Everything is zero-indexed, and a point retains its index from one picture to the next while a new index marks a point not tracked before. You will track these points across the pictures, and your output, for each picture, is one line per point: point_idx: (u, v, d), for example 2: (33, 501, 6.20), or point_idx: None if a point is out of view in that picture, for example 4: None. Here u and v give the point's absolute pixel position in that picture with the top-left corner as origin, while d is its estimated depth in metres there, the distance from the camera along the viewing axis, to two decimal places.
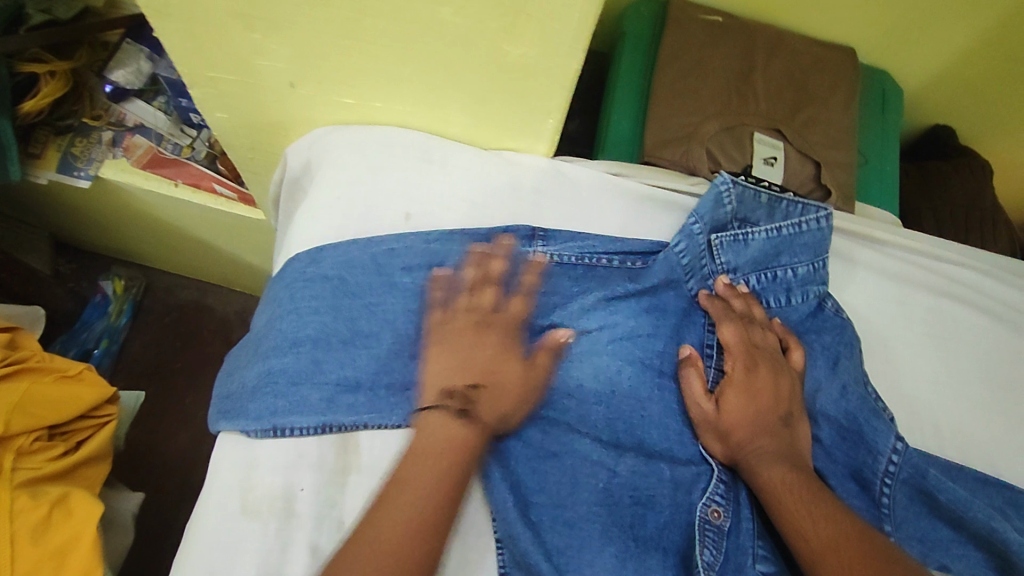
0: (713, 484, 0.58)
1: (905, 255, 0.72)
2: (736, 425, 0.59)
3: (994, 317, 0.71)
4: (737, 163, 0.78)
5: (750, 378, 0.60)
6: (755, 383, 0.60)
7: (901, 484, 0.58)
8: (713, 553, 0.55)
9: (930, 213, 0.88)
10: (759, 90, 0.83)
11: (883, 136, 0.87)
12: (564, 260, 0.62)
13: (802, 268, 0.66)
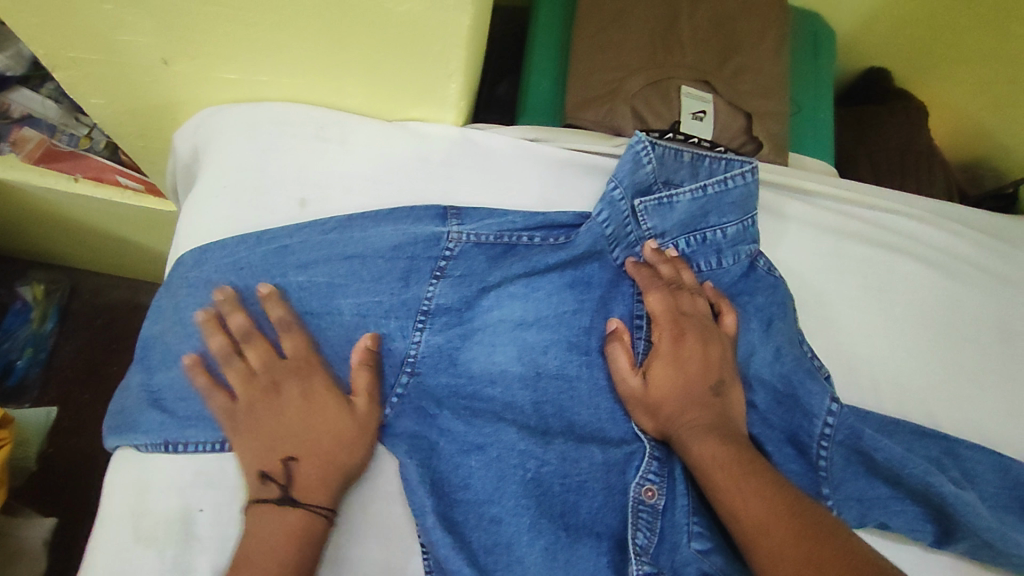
0: (646, 462, 0.57)
1: (838, 206, 0.70)
2: (664, 398, 0.56)
3: (930, 263, 0.69)
4: (664, 120, 0.74)
5: (676, 347, 0.58)
6: (682, 352, 0.58)
7: (838, 446, 0.56)
8: (648, 535, 0.53)
9: (866, 161, 0.86)
10: (686, 39, 0.78)
11: (816, 82, 0.84)
12: (481, 239, 0.60)
13: (731, 228, 0.64)
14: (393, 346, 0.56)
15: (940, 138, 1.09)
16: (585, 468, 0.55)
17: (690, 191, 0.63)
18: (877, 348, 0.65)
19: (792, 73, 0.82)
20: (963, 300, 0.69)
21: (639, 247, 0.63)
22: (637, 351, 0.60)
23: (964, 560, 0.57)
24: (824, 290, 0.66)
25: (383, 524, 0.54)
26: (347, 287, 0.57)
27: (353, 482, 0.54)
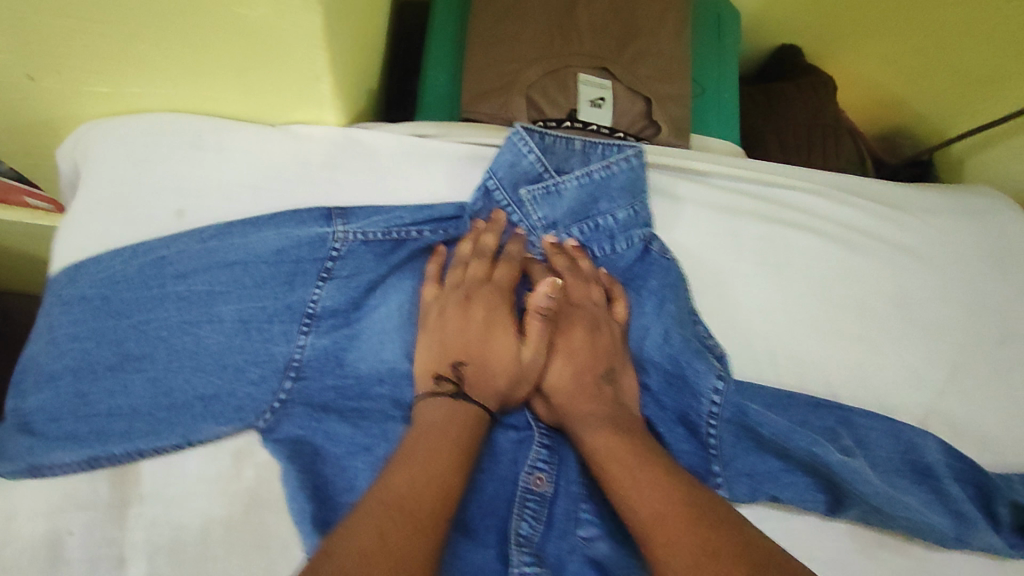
0: (534, 450, 0.57)
1: (733, 185, 0.71)
2: (556, 392, 0.57)
3: (827, 238, 0.70)
4: (561, 109, 0.74)
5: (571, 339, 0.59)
6: (570, 343, 0.59)
7: (726, 424, 0.58)
8: (534, 524, 0.53)
9: (773, 139, 0.87)
10: (584, 27, 0.78)
11: (720, 61, 0.84)
12: (369, 237, 0.60)
13: (621, 213, 0.64)
14: (277, 352, 0.56)
15: (848, 105, 1.13)
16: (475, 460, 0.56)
17: (576, 177, 0.63)
18: (777, 326, 0.66)
19: (694, 54, 0.83)
20: (860, 272, 0.70)
21: (534, 238, 0.64)
22: None
23: (858, 526, 0.59)
24: (720, 269, 0.67)
25: (262, 533, 0.53)
26: (230, 296, 0.57)
27: (233, 492, 0.53)
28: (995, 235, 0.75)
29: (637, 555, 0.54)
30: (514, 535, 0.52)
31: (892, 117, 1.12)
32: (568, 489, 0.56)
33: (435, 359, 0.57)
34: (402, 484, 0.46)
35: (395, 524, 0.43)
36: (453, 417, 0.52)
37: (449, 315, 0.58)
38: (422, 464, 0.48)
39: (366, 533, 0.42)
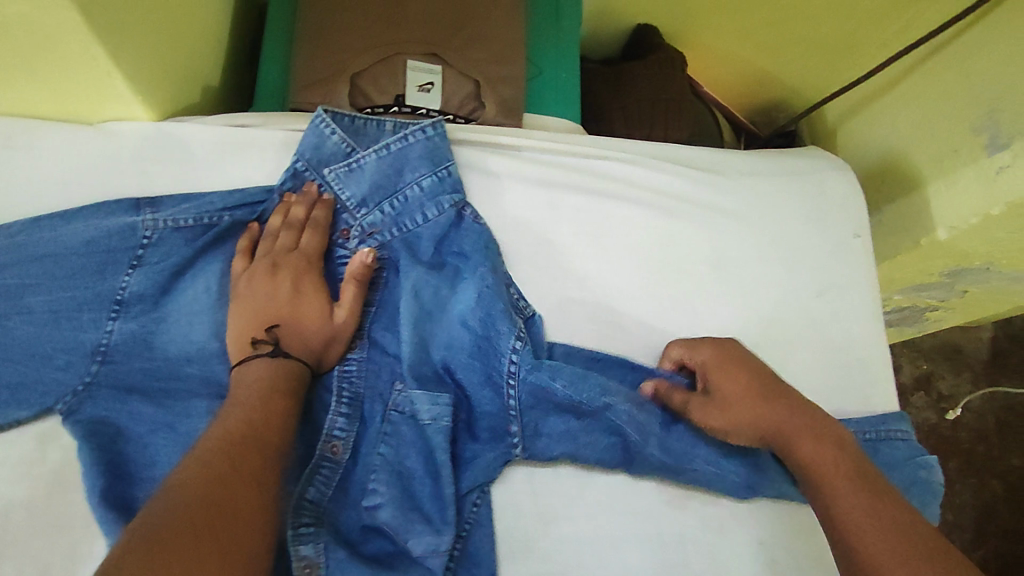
0: (331, 418, 0.60)
1: (549, 157, 0.74)
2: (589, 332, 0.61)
3: (641, 204, 0.73)
4: (388, 95, 0.77)
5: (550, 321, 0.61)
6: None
7: (523, 384, 0.61)
8: (323, 490, 0.56)
9: (618, 116, 0.91)
10: (414, 11, 0.80)
11: (557, 43, 0.87)
12: (179, 224, 0.62)
13: (428, 179, 0.67)
14: (85, 338, 0.58)
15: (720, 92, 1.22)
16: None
17: (376, 151, 0.66)
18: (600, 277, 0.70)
19: (529, 37, 0.86)
20: (676, 235, 0.73)
21: (345, 216, 0.66)
22: None
23: (653, 477, 0.64)
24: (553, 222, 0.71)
25: (67, 515, 0.55)
26: (39, 288, 0.58)
27: (36, 475, 0.56)
28: (816, 195, 0.78)
29: (423, 513, 0.58)
30: (299, 500, 0.55)
31: (759, 93, 1.20)
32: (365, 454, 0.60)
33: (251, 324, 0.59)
34: (238, 425, 0.50)
35: (233, 457, 0.48)
36: (274, 373, 0.56)
37: (258, 282, 0.61)
38: (252, 408, 0.52)
39: (204, 463, 0.47)
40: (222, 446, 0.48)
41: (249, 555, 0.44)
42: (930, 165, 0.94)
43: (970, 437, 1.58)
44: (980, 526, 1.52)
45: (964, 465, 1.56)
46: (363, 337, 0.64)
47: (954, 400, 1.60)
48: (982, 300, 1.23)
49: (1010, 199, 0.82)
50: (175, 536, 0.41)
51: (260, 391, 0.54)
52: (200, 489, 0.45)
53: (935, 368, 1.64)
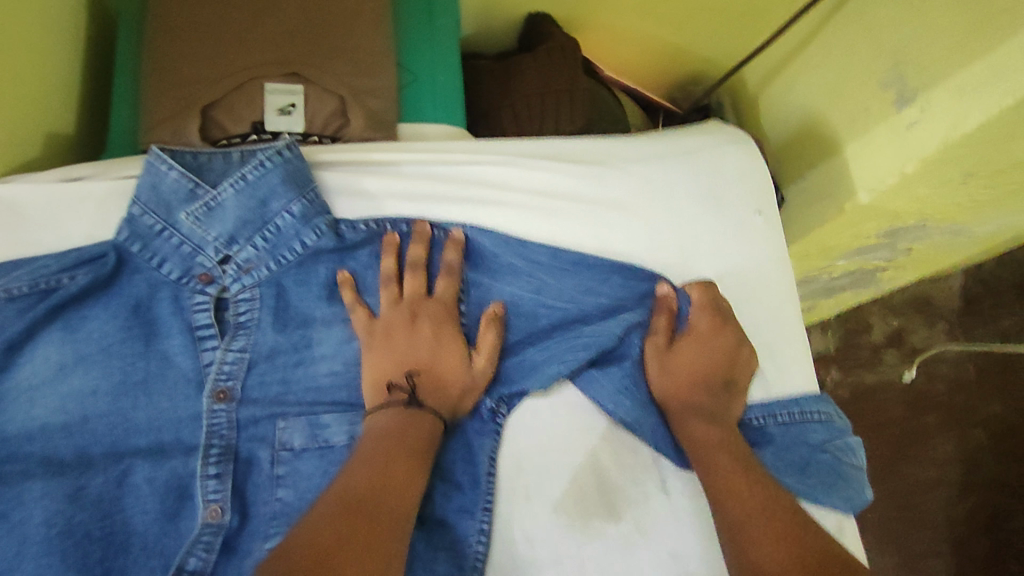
0: (201, 484, 0.56)
1: (419, 169, 0.68)
2: (443, 387, 0.60)
3: (521, 207, 0.68)
4: (245, 123, 0.72)
5: (399, 336, 0.60)
6: (441, 352, 0.60)
7: None
8: (205, 556, 0.54)
9: (508, 115, 0.86)
10: (268, 31, 0.75)
11: (431, 44, 0.82)
12: (13, 293, 0.56)
13: (296, 205, 0.61)
14: None
15: (640, 80, 1.16)
16: (143, 495, 0.56)
17: (230, 183, 0.60)
18: (484, 288, 0.65)
19: (400, 41, 0.81)
20: (561, 236, 0.68)
21: (201, 258, 0.62)
22: (215, 358, 0.60)
23: (552, 502, 0.61)
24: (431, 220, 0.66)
25: None
26: None
27: None
28: (714, 176, 0.73)
29: None
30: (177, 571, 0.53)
31: (674, 70, 1.14)
32: (250, 510, 0.58)
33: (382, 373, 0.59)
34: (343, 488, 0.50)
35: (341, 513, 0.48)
36: (386, 432, 0.55)
37: (396, 334, 0.60)
38: (378, 464, 0.52)
39: (334, 522, 0.47)
40: (337, 510, 0.48)
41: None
42: (846, 125, 0.89)
43: (947, 389, 1.54)
44: (966, 480, 1.49)
45: (943, 418, 1.53)
46: (233, 387, 0.60)
47: (928, 353, 1.55)
48: (932, 253, 1.18)
49: (921, 155, 0.76)
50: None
51: (395, 441, 0.55)
52: (303, 562, 0.43)
53: (907, 323, 1.57)
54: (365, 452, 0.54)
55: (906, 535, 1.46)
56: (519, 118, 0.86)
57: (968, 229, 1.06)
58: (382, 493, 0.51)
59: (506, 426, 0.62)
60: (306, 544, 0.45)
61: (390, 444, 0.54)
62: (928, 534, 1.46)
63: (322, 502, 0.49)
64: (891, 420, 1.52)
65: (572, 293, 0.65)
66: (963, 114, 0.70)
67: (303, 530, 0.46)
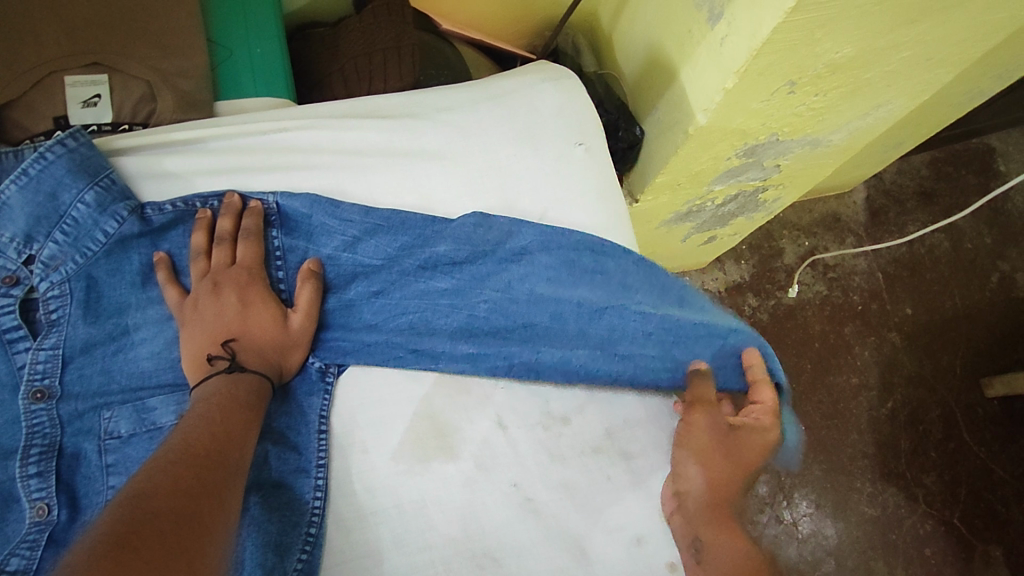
0: (22, 484, 0.56)
1: (225, 143, 0.69)
2: (261, 349, 0.61)
3: (330, 166, 0.69)
4: (46, 119, 0.70)
5: (206, 305, 0.61)
6: (251, 317, 0.61)
7: None
8: (29, 554, 0.55)
9: (337, 79, 0.87)
10: (61, 17, 0.70)
11: (244, 17, 0.82)
12: None
13: (89, 194, 0.62)
14: None
15: (492, 31, 1.12)
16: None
17: (11, 180, 0.59)
18: (299, 252, 0.67)
19: (209, 18, 0.81)
20: (377, 190, 0.69)
21: (3, 260, 0.59)
22: (27, 359, 0.58)
23: (389, 450, 0.63)
24: (239, 192, 0.66)
25: None
26: None
27: None
28: (526, 114, 0.74)
29: None
30: None
31: (528, 18, 1.11)
32: (82, 502, 0.58)
33: (202, 341, 0.60)
34: (184, 434, 0.53)
35: (174, 462, 0.50)
36: (207, 396, 0.56)
37: (204, 306, 0.61)
38: (212, 419, 0.54)
39: (161, 469, 0.49)
40: (183, 459, 0.50)
41: (210, 519, 0.47)
42: (678, 51, 0.91)
43: (862, 299, 1.58)
44: (885, 381, 1.52)
45: (860, 326, 1.55)
46: (52, 385, 0.59)
47: (840, 267, 1.59)
48: (802, 167, 1.19)
49: (735, 69, 0.79)
50: (140, 535, 0.42)
51: (223, 403, 0.56)
52: (165, 500, 0.46)
53: (819, 241, 1.62)
54: (203, 412, 0.55)
55: (834, 444, 1.47)
56: (348, 81, 0.86)
57: (824, 138, 1.08)
58: (222, 442, 0.53)
59: (336, 384, 0.65)
60: (137, 490, 0.46)
61: (228, 405, 0.56)
62: (854, 439, 1.47)
63: (159, 454, 0.50)
64: (812, 335, 1.54)
65: (387, 249, 0.67)
66: (758, 25, 0.74)
67: (146, 478, 0.48)
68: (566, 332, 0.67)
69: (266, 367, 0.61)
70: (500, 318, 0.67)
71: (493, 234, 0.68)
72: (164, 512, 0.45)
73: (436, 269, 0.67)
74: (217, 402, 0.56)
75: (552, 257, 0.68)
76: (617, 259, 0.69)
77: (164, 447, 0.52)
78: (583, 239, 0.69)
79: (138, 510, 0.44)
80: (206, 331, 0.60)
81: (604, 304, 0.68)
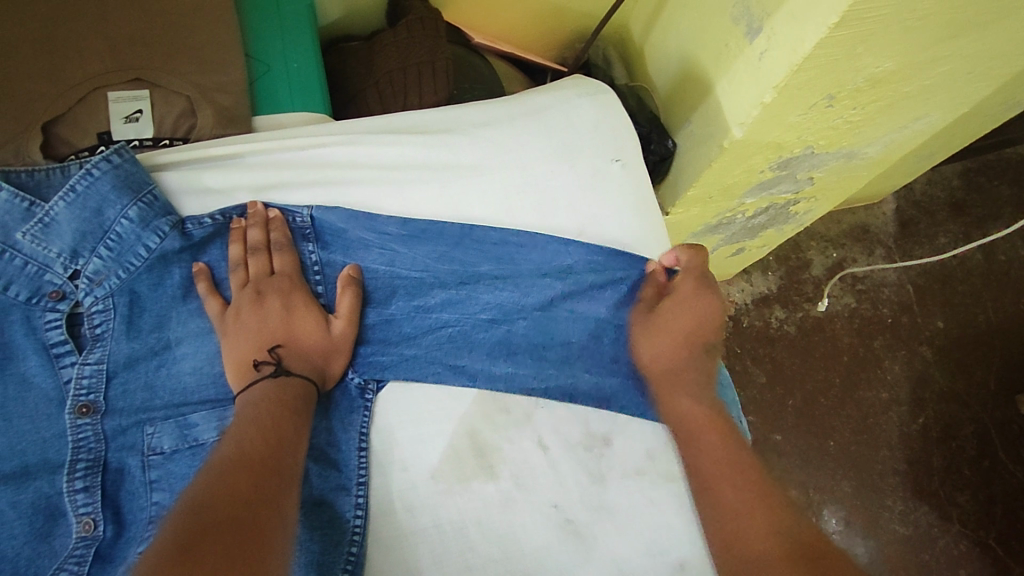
0: (69, 499, 0.56)
1: (264, 159, 0.69)
2: (306, 353, 0.61)
3: (367, 181, 0.69)
4: (91, 134, 0.71)
5: (249, 315, 0.61)
6: (296, 321, 0.62)
7: None
8: (76, 569, 0.55)
9: (371, 93, 0.87)
10: (108, 36, 0.72)
11: (281, 33, 0.83)
12: None
13: (133, 210, 0.62)
14: None
15: (522, 43, 1.12)
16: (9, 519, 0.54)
17: (59, 197, 0.60)
18: (337, 265, 0.67)
19: (248, 34, 0.82)
20: (416, 205, 0.69)
21: (50, 275, 0.60)
22: (72, 374, 0.59)
23: (431, 467, 0.62)
24: (279, 207, 0.67)
25: None
26: None
27: None
28: (563, 128, 0.74)
29: None
30: None
31: (558, 31, 1.11)
32: (126, 518, 0.58)
33: (248, 348, 0.60)
34: (236, 441, 0.53)
35: (228, 470, 0.50)
36: (256, 401, 0.56)
37: (247, 315, 0.61)
38: (261, 425, 0.54)
39: (216, 477, 0.49)
40: (238, 466, 0.50)
41: (266, 528, 0.47)
42: (712, 64, 0.91)
43: (892, 312, 1.55)
44: (917, 397, 1.48)
45: (890, 340, 1.52)
46: (97, 400, 0.59)
47: (869, 279, 1.56)
48: (834, 180, 1.17)
49: (774, 84, 0.78)
50: (197, 564, 0.43)
51: (273, 408, 0.56)
52: (222, 512, 0.46)
53: (848, 252, 1.59)
54: (254, 417, 0.55)
55: (864, 459, 1.44)
56: (382, 95, 0.87)
57: (858, 151, 1.06)
58: (273, 447, 0.53)
59: (376, 401, 0.64)
60: (194, 500, 0.47)
61: (278, 410, 0.56)
62: (885, 455, 1.44)
63: (212, 463, 0.51)
64: (841, 348, 1.51)
65: (425, 261, 0.67)
66: (800, 39, 0.73)
67: (201, 487, 0.48)
68: (602, 354, 0.67)
69: (308, 371, 0.61)
70: (539, 335, 0.67)
71: (536, 249, 0.68)
72: (222, 524, 0.46)
73: (478, 283, 0.67)
74: (266, 410, 0.56)
75: (596, 276, 0.68)
76: (662, 277, 0.70)
77: (216, 455, 0.52)
78: (628, 260, 0.69)
79: (197, 523, 0.45)
80: (252, 338, 0.61)
81: (642, 329, 0.68)
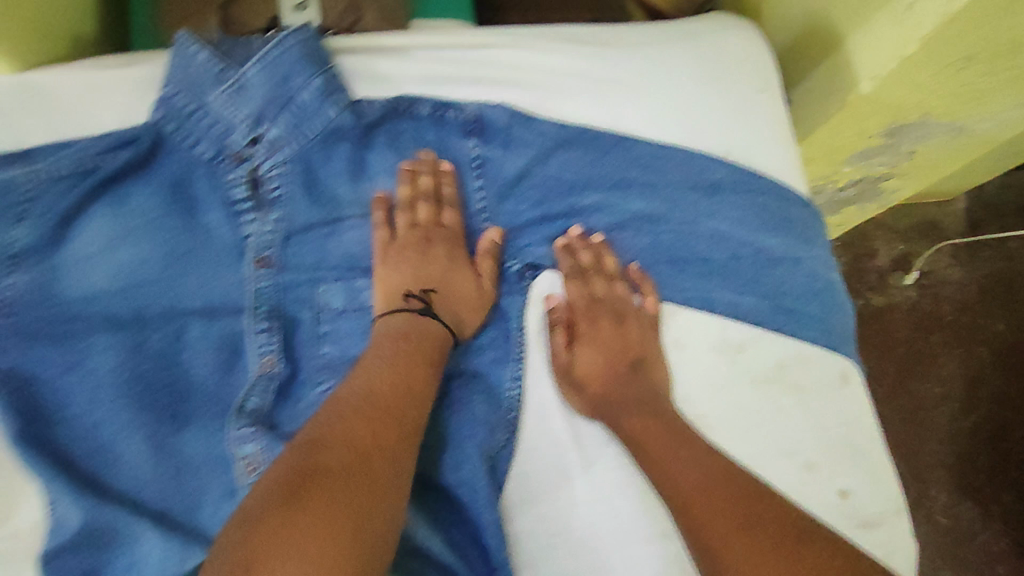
0: (253, 337, 0.62)
1: (433, 53, 0.71)
2: (454, 304, 0.66)
3: (530, 86, 0.71)
4: (262, 17, 0.74)
5: (410, 252, 0.66)
6: (453, 275, 0.67)
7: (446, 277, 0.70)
8: (263, 397, 0.60)
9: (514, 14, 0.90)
10: None
11: None
12: (58, 173, 0.60)
13: (317, 81, 0.64)
14: None
15: None
16: (201, 346, 0.61)
17: (254, 62, 0.63)
18: (496, 159, 0.69)
19: None
20: (573, 110, 0.71)
21: (234, 136, 0.63)
22: (252, 227, 0.63)
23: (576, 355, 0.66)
24: (448, 99, 0.69)
25: None
26: None
27: None
28: (714, 55, 0.76)
29: None
30: (241, 407, 0.59)
31: None
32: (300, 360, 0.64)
33: (398, 283, 0.65)
34: (368, 380, 0.57)
35: (360, 411, 0.54)
36: (396, 342, 0.61)
37: (407, 252, 0.66)
38: (392, 364, 0.58)
39: (350, 416, 0.54)
40: (364, 407, 0.55)
41: (384, 474, 0.52)
42: (845, 18, 0.91)
43: None
44: None
45: None
46: (274, 254, 0.63)
47: None
48: (934, 158, 1.17)
49: (919, 35, 0.80)
50: (301, 510, 0.47)
51: (405, 352, 0.60)
52: (344, 456, 0.51)
53: None
54: (387, 356, 0.59)
55: None
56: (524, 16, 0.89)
57: (969, 126, 1.06)
58: (404, 393, 0.57)
59: (530, 289, 0.70)
60: (326, 437, 0.52)
61: (410, 357, 0.60)
62: None
63: (346, 399, 0.55)
64: None
65: (577, 165, 0.69)
66: None
67: (336, 425, 0.53)
68: (741, 274, 0.68)
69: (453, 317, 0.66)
70: (681, 247, 0.68)
71: (687, 165, 0.69)
72: (337, 469, 0.50)
73: (629, 190, 0.69)
74: (400, 354, 0.60)
75: (740, 199, 0.69)
76: (800, 208, 0.71)
77: (354, 387, 0.57)
78: (773, 185, 0.70)
79: (322, 464, 0.50)
80: (407, 276, 0.65)
81: (782, 255, 0.68)
